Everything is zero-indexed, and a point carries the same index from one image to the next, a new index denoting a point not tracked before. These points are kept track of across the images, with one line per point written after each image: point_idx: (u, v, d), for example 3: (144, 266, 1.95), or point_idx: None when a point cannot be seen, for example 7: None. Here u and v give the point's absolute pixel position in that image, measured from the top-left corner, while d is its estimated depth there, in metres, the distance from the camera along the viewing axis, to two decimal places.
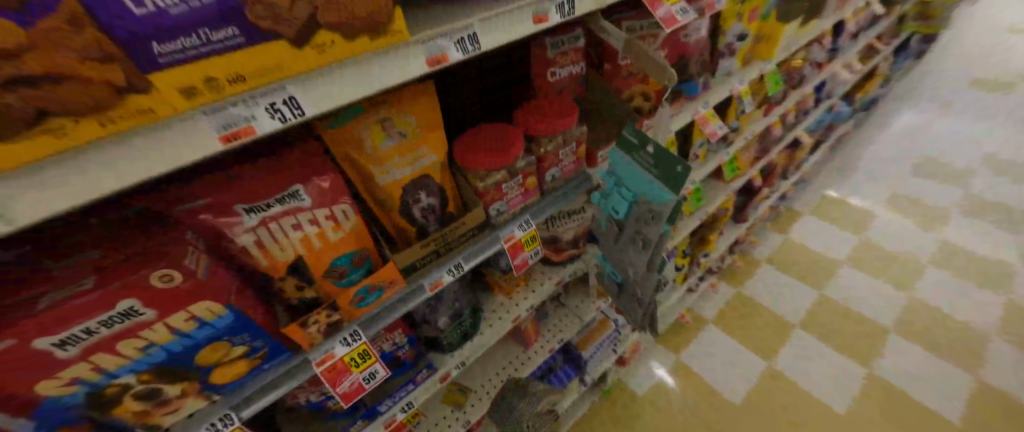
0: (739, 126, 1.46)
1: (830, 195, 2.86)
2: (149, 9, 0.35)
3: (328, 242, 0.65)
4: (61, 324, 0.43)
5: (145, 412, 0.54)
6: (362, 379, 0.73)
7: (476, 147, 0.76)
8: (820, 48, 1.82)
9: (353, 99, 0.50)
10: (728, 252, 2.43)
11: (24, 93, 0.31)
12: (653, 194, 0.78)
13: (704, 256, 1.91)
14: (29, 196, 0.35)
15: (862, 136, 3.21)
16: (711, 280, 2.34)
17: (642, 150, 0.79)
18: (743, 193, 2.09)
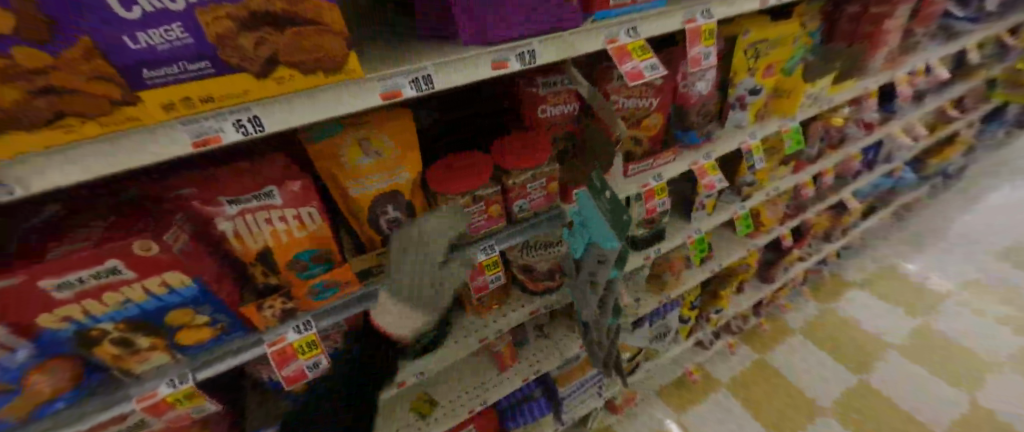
0: (752, 181, 1.52)
1: (888, 269, 2.60)
2: (142, 45, 0.47)
3: (294, 238, 0.76)
4: (62, 271, 0.58)
5: (121, 354, 0.72)
6: (306, 366, 0.80)
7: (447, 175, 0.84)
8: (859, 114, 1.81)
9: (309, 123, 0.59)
10: (753, 313, 2.30)
11: (50, 101, 0.44)
12: (603, 239, 0.81)
13: (715, 312, 2.04)
14: (36, 181, 0.47)
15: (941, 208, 2.89)
16: (728, 340, 2.23)
17: (603, 195, 0.82)
18: (772, 250, 2.21)
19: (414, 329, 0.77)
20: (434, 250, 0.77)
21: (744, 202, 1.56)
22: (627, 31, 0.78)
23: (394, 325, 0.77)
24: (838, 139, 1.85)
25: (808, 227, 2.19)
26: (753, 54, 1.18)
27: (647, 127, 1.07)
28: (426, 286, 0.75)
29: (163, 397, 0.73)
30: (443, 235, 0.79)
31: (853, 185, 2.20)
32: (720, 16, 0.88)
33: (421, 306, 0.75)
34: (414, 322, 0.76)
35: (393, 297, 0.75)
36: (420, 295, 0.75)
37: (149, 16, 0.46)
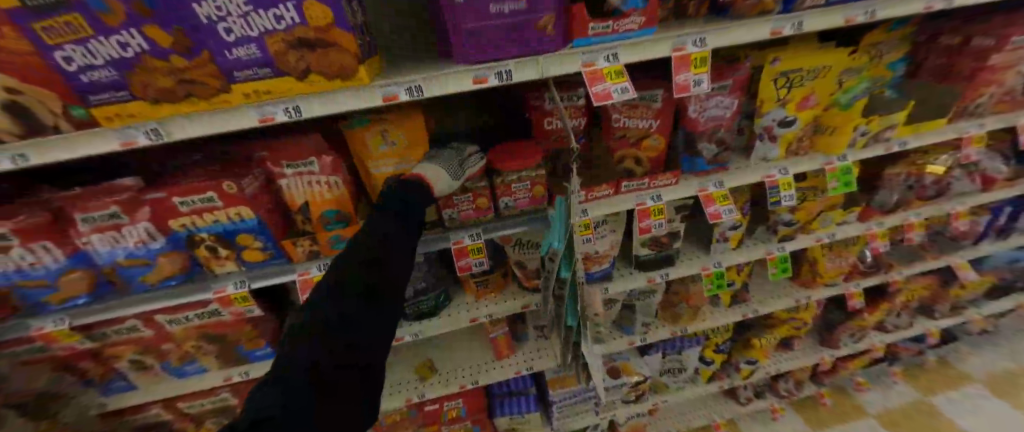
0: (791, 220, 1.46)
1: (1007, 370, 2.20)
2: (234, 57, 0.68)
3: (326, 199, 1.03)
4: (185, 193, 0.93)
5: (208, 258, 1.05)
6: None
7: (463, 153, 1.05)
8: (957, 169, 1.57)
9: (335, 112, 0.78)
10: (809, 381, 2.15)
11: (185, 88, 0.70)
12: (554, 239, 0.96)
13: (745, 362, 1.92)
14: (176, 135, 0.75)
15: None
16: (774, 403, 2.09)
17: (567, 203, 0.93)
18: (835, 309, 1.99)
19: (442, 180, 0.96)
20: (461, 148, 1.06)
21: (779, 244, 1.50)
22: (606, 57, 0.87)
23: (434, 180, 0.96)
24: (933, 193, 1.58)
25: (886, 293, 1.94)
26: (783, 84, 1.15)
27: (647, 149, 1.16)
28: (449, 157, 1.02)
29: (229, 293, 1.07)
30: (464, 148, 1.08)
31: (957, 250, 1.86)
32: (714, 45, 0.91)
33: (444, 164, 0.99)
34: (440, 171, 0.97)
35: (426, 160, 1.00)
36: (448, 157, 1.02)
37: (237, 39, 0.67)
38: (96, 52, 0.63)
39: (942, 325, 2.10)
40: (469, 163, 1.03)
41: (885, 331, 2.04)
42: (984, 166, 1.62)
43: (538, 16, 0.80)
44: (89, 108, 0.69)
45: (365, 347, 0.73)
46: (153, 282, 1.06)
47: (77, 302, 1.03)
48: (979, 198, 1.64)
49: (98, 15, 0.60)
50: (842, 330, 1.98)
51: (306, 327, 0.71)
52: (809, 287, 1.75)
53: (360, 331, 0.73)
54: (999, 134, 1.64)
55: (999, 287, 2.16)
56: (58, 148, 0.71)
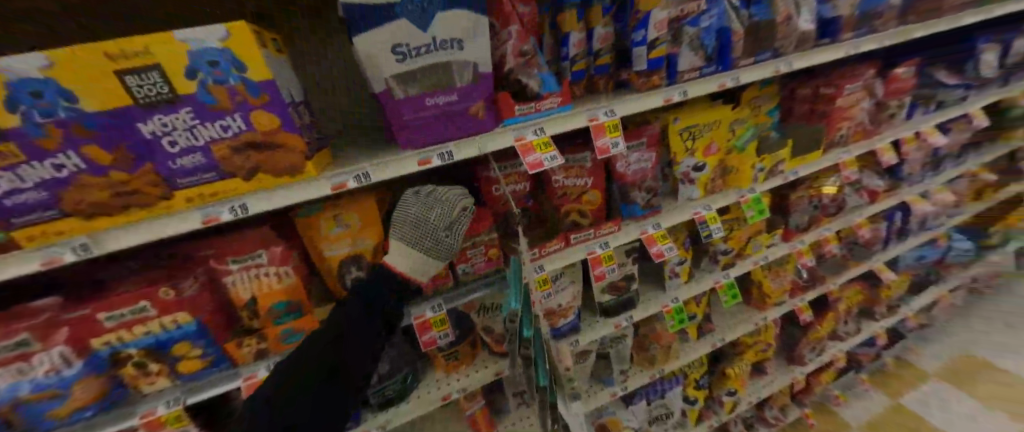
0: (728, 250, 1.63)
1: (953, 363, 2.47)
2: (177, 166, 0.70)
3: (275, 289, 1.01)
4: (112, 306, 0.87)
5: (135, 376, 0.96)
6: None
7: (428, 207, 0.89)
8: (846, 189, 1.85)
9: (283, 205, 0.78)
10: (792, 404, 2.26)
11: (124, 200, 0.69)
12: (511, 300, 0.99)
13: (726, 394, 1.98)
14: (105, 248, 0.70)
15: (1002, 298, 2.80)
16: None
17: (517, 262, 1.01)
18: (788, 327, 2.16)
19: (425, 269, 0.90)
20: (449, 204, 0.90)
21: (722, 272, 1.66)
22: (533, 131, 0.98)
23: (416, 270, 0.90)
24: (834, 211, 1.84)
25: (824, 304, 2.14)
26: (688, 136, 1.36)
27: (587, 202, 1.29)
28: (432, 228, 0.88)
29: (159, 415, 0.97)
30: (455, 197, 0.92)
31: (869, 256, 2.11)
32: (621, 113, 1.06)
33: (426, 247, 0.88)
34: (423, 261, 0.89)
35: (406, 237, 0.89)
36: (431, 228, 0.88)
37: (182, 149, 0.69)
38: (25, 175, 0.62)
39: (884, 325, 2.34)
40: (456, 234, 0.90)
41: (841, 340, 2.22)
42: (867, 182, 1.92)
43: (469, 104, 0.91)
44: (8, 231, 0.65)
45: None
46: (63, 416, 0.92)
47: None
48: (870, 209, 1.92)
49: (34, 142, 0.61)
50: (803, 346, 2.12)
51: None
52: (755, 310, 1.92)
53: (306, 429, 0.76)
54: (866, 158, 1.96)
55: (912, 283, 2.47)
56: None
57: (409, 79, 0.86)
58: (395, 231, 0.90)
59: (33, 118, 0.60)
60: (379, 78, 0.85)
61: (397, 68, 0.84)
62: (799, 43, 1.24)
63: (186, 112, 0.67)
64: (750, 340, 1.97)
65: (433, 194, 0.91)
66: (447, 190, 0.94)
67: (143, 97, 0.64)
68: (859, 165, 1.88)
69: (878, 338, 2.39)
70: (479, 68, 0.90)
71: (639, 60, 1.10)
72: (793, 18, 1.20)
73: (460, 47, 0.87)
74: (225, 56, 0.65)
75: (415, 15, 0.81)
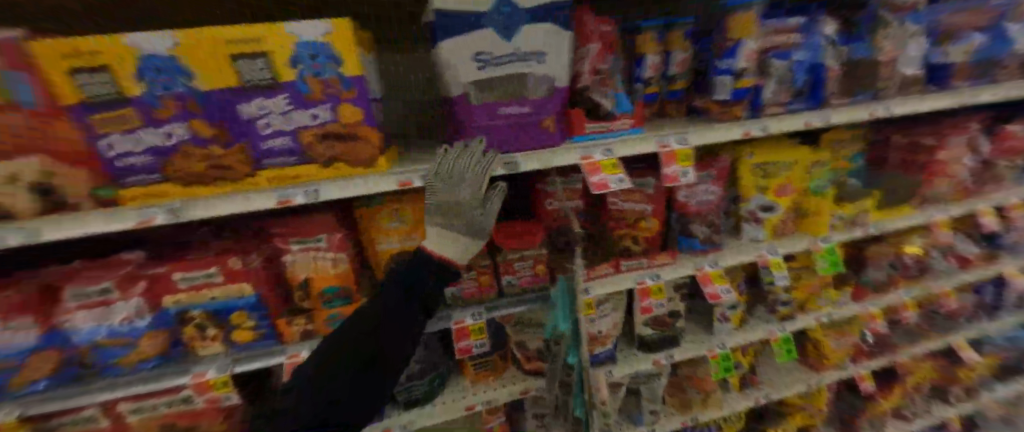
0: (790, 299, 1.52)
1: None
2: (267, 147, 0.75)
3: (329, 274, 1.04)
4: (187, 268, 0.93)
5: (194, 337, 1.02)
6: None
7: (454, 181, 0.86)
8: (933, 252, 1.68)
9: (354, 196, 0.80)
10: None
11: (217, 172, 0.74)
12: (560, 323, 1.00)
13: None
14: (191, 215, 0.74)
15: None
16: None
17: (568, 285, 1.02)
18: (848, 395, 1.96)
19: (464, 250, 0.88)
20: (477, 178, 0.86)
21: (776, 324, 1.52)
22: (601, 151, 0.95)
23: (456, 253, 0.88)
24: (915, 274, 1.67)
25: (893, 376, 1.93)
26: (760, 174, 1.29)
27: (643, 229, 1.24)
28: (467, 207, 0.86)
29: (208, 378, 1.01)
30: (477, 167, 0.87)
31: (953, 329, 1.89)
32: (694, 143, 1.01)
33: (462, 229, 0.87)
34: (462, 244, 0.87)
35: (441, 222, 0.87)
36: (465, 208, 0.86)
37: (273, 132, 0.73)
38: (141, 140, 0.69)
39: (964, 410, 2.06)
40: (490, 209, 0.88)
41: (909, 419, 1.99)
42: (958, 247, 1.74)
43: (541, 117, 0.91)
44: (119, 188, 0.72)
45: (348, 414, 0.77)
46: (129, 363, 1.00)
47: (35, 388, 0.94)
48: (960, 277, 1.72)
49: (153, 111, 0.67)
50: (864, 418, 1.91)
51: (289, 407, 0.75)
52: (816, 370, 1.74)
53: (348, 405, 0.77)
54: (963, 220, 1.78)
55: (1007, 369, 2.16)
56: (58, 227, 0.69)
57: (487, 87, 0.87)
58: (430, 216, 0.88)
59: (155, 90, 0.66)
60: (458, 82, 0.87)
61: (476, 75, 0.86)
62: (898, 88, 1.15)
63: (282, 98, 0.71)
64: (805, 403, 1.80)
65: (451, 167, 0.86)
66: (469, 151, 0.87)
67: (249, 81, 0.69)
68: (951, 227, 1.70)
69: (954, 423, 2.11)
70: (556, 83, 0.90)
71: (721, 89, 1.04)
72: (895, 61, 1.12)
73: (541, 60, 0.87)
74: (325, 50, 0.69)
75: (500, 25, 0.82)
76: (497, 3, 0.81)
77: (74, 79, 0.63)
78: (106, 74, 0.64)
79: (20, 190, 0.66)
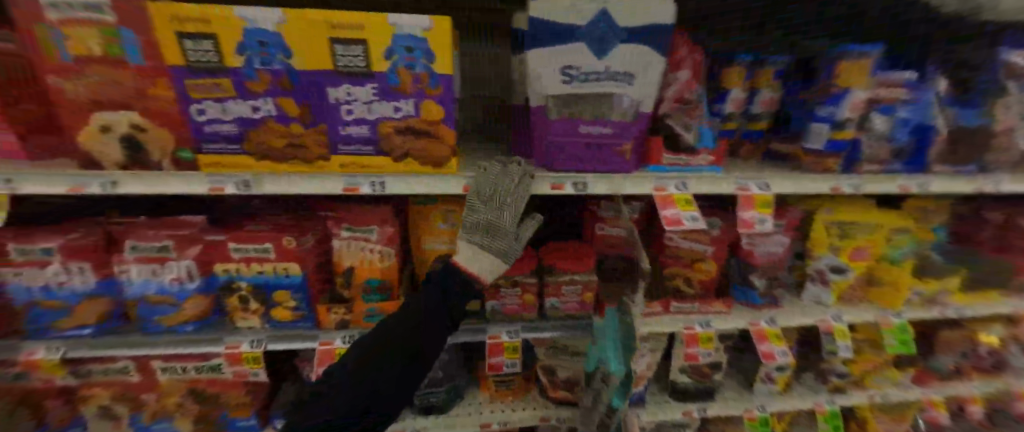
0: (845, 372, 1.39)
1: None
2: (344, 134, 0.74)
3: (374, 266, 1.02)
4: (242, 240, 0.93)
5: (235, 307, 1.01)
6: None
7: (491, 198, 0.82)
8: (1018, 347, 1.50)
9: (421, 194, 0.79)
10: None
11: (292, 150, 0.75)
12: (610, 363, 0.95)
13: None
14: (261, 188, 0.76)
15: None
16: None
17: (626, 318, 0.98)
18: None
19: (492, 269, 0.85)
20: (516, 199, 0.82)
21: (831, 395, 1.40)
22: (676, 184, 0.90)
23: (485, 272, 0.85)
24: (994, 368, 1.49)
25: None
26: (835, 232, 1.19)
27: (700, 271, 1.17)
28: (505, 229, 0.83)
29: (241, 351, 1.00)
30: (518, 188, 0.83)
31: None
32: (776, 190, 0.94)
33: (496, 250, 0.83)
34: (493, 263, 0.84)
35: (476, 240, 0.84)
36: (503, 232, 0.83)
37: (355, 119, 0.72)
38: (229, 110, 0.70)
39: None
40: (525, 233, 0.86)
41: None
42: None
43: (621, 141, 0.86)
44: (197, 153, 0.74)
45: (389, 406, 0.76)
46: (169, 324, 1.00)
47: (82, 332, 0.97)
48: None
49: (246, 83, 0.68)
50: None
51: (330, 394, 0.75)
52: None
53: (390, 397, 0.76)
54: None
55: None
56: (140, 181, 0.74)
57: (570, 103, 0.83)
58: (466, 232, 0.84)
59: (253, 63, 0.67)
60: (540, 93, 0.84)
61: (560, 88, 0.82)
62: (1014, 163, 1.03)
63: (371, 87, 0.70)
64: None
65: (489, 184, 0.82)
66: (509, 171, 0.83)
67: (343, 65, 0.68)
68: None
69: None
70: (640, 107, 0.84)
71: (818, 138, 0.97)
72: (1016, 132, 1.00)
73: (630, 82, 0.82)
74: (422, 45, 0.68)
75: (595, 40, 0.78)
76: (595, 17, 0.77)
77: (180, 43, 0.64)
78: (211, 41, 0.64)
79: (111, 140, 0.72)
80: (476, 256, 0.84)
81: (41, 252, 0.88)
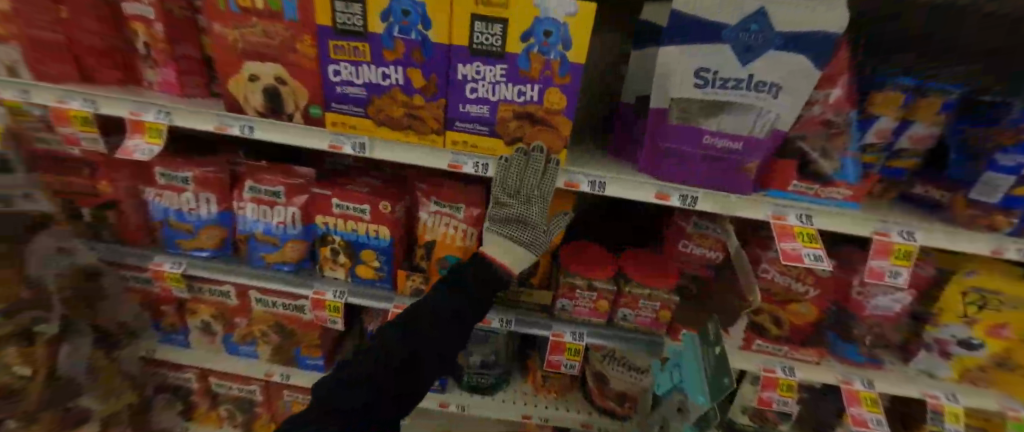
0: None
1: None
2: (462, 112, 0.76)
3: (455, 244, 1.01)
4: (343, 198, 0.97)
5: (325, 258, 1.06)
6: None
7: (516, 189, 0.80)
8: None
9: (522, 177, 0.79)
10: None
11: (411, 121, 0.78)
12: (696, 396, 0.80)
13: None
14: (375, 152, 0.82)
15: None
16: None
17: (712, 348, 0.80)
18: None
19: (518, 261, 0.85)
20: (542, 193, 0.80)
21: None
22: (797, 216, 0.82)
23: (512, 264, 0.84)
24: None
25: None
26: (974, 304, 0.97)
27: (793, 312, 1.04)
28: (530, 223, 0.83)
29: (325, 299, 1.05)
30: (546, 182, 0.79)
31: None
32: (922, 241, 0.84)
33: (524, 242, 0.84)
34: (519, 254, 0.84)
35: (504, 232, 0.85)
36: (531, 224, 0.83)
37: (477, 98, 0.74)
38: (363, 74, 0.74)
39: None
40: (554, 228, 0.85)
41: None
42: None
43: (748, 160, 0.78)
44: (325, 111, 0.79)
45: (425, 372, 0.81)
46: (270, 262, 1.08)
47: (200, 253, 1.09)
48: None
49: (383, 49, 0.71)
50: None
51: (385, 349, 0.80)
52: None
53: (428, 364, 0.81)
54: None
55: None
56: (274, 129, 0.82)
57: (698, 110, 0.77)
58: (495, 225, 0.86)
59: (393, 31, 0.70)
60: (666, 94, 0.78)
61: (690, 93, 0.76)
62: None
63: (500, 68, 0.71)
64: None
65: (511, 176, 0.79)
66: (533, 161, 0.78)
67: (477, 43, 0.69)
68: None
69: None
70: (778, 125, 0.76)
71: (991, 191, 0.82)
72: None
73: (775, 94, 0.74)
74: (562, 30, 0.67)
75: (745, 46, 0.71)
76: (748, 17, 0.70)
77: (331, 4, 0.68)
78: (359, 5, 0.68)
79: (255, 89, 0.79)
80: (501, 247, 0.84)
81: (179, 178, 0.99)
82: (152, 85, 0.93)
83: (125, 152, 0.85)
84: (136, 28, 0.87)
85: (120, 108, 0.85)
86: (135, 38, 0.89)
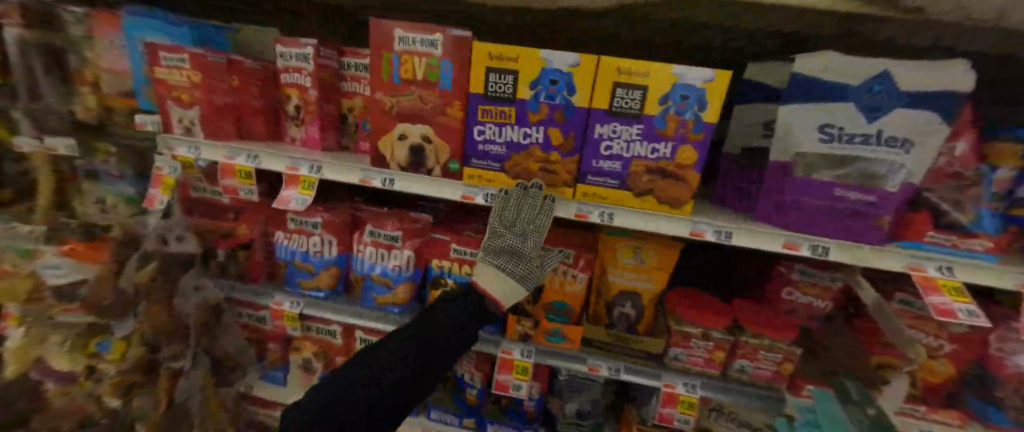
0: None
1: None
2: (596, 166, 0.82)
3: (563, 289, 0.99)
4: (463, 243, 1.02)
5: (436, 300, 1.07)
6: (510, 384, 0.98)
7: (513, 220, 0.85)
8: None
9: (520, 210, 0.84)
10: None
11: (544, 174, 0.85)
12: None
13: None
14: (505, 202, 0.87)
15: None
16: None
17: (861, 407, 0.83)
18: None
19: (508, 294, 0.89)
20: (537, 226, 0.84)
21: None
22: (938, 267, 0.80)
23: (502, 294, 0.88)
24: None
25: None
26: None
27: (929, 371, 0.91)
28: (520, 254, 0.87)
29: None
30: (542, 217, 0.84)
31: None
32: None
33: (517, 275, 0.88)
34: (510, 286, 0.88)
35: (498, 263, 0.89)
36: (523, 255, 0.88)
37: (611, 154, 0.81)
38: (506, 134, 0.82)
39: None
40: (547, 264, 0.88)
41: None
42: None
43: (879, 212, 0.79)
44: (463, 166, 0.87)
45: (426, 383, 0.79)
46: (381, 303, 1.10)
47: (316, 294, 1.13)
48: None
49: (527, 112, 0.80)
50: None
51: (401, 352, 0.76)
52: None
53: (430, 374, 0.80)
54: None
55: None
56: (412, 181, 0.89)
57: (825, 163, 0.79)
58: (489, 256, 0.90)
59: (539, 97, 0.79)
60: (788, 149, 0.83)
61: (816, 148, 0.80)
62: None
63: (636, 128, 0.78)
64: None
65: (510, 208, 0.85)
66: (532, 196, 0.84)
67: (617, 106, 0.77)
68: None
69: None
70: (909, 179, 0.78)
71: None
72: None
73: (907, 149, 0.75)
74: (696, 95, 0.75)
75: (868, 104, 0.76)
76: (869, 79, 0.75)
77: (486, 76, 0.79)
78: (512, 76, 0.78)
79: (401, 146, 0.88)
80: (491, 277, 0.89)
81: (309, 223, 1.07)
82: (293, 140, 1.04)
83: (281, 202, 0.94)
84: (290, 93, 0.99)
85: (276, 163, 0.95)
86: (288, 101, 1.01)
